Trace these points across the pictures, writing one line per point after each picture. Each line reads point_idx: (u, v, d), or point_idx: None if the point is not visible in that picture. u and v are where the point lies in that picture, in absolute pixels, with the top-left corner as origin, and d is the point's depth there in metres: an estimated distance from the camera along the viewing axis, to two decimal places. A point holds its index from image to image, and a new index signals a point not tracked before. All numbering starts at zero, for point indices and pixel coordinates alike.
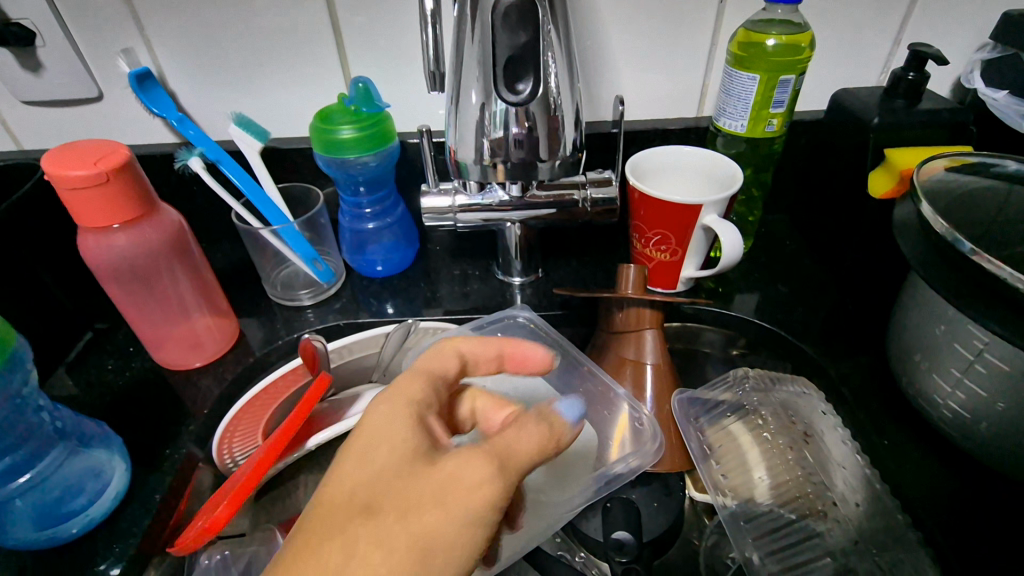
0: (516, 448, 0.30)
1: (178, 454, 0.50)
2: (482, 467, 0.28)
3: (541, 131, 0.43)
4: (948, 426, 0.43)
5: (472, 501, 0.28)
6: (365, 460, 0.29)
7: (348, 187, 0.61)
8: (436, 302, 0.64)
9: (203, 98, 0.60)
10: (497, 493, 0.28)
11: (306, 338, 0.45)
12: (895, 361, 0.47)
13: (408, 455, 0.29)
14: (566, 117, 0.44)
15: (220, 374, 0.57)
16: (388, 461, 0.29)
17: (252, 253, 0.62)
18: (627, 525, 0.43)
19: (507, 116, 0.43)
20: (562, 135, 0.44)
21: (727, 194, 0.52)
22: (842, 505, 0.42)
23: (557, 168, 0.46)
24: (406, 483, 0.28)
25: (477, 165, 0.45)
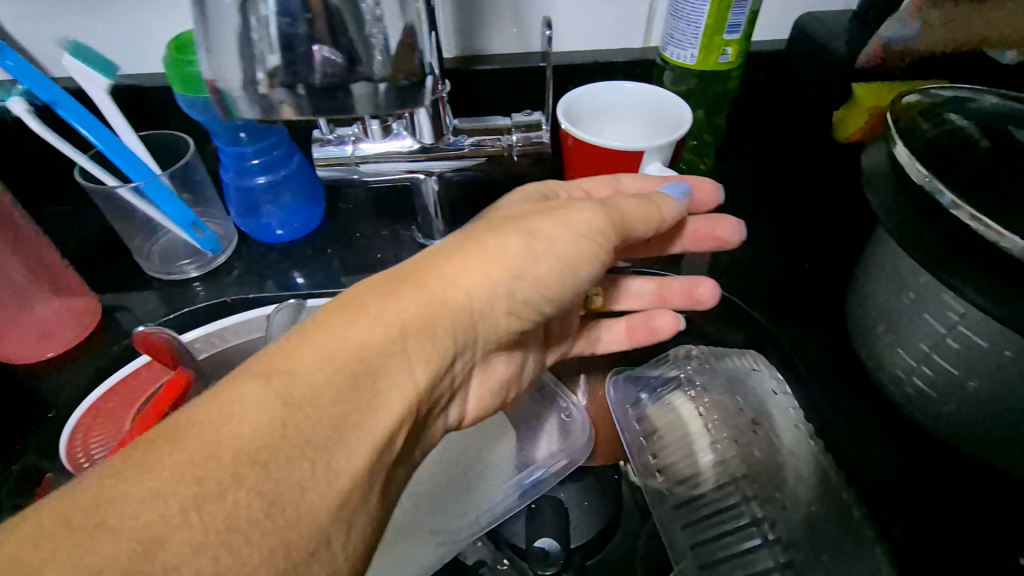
0: (625, 207, 0.35)
1: (19, 466, 0.41)
2: (587, 203, 0.34)
3: (354, 47, 0.29)
4: (911, 407, 0.39)
5: (584, 221, 0.33)
6: (492, 218, 0.36)
7: (225, 134, 0.50)
8: (346, 272, 0.54)
9: (28, 21, 0.47)
10: (599, 212, 0.34)
11: (144, 330, 0.39)
12: (856, 332, 0.41)
13: (524, 208, 0.35)
14: (391, 17, 0.30)
15: (77, 365, 0.47)
16: (511, 210, 0.36)
17: (112, 217, 0.51)
18: (556, 533, 0.39)
19: (282, 20, 0.28)
20: (387, 51, 0.30)
21: (672, 137, 0.44)
22: (791, 503, 0.38)
23: (386, 94, 0.31)
24: (527, 211, 0.35)
25: (244, 90, 0.30)
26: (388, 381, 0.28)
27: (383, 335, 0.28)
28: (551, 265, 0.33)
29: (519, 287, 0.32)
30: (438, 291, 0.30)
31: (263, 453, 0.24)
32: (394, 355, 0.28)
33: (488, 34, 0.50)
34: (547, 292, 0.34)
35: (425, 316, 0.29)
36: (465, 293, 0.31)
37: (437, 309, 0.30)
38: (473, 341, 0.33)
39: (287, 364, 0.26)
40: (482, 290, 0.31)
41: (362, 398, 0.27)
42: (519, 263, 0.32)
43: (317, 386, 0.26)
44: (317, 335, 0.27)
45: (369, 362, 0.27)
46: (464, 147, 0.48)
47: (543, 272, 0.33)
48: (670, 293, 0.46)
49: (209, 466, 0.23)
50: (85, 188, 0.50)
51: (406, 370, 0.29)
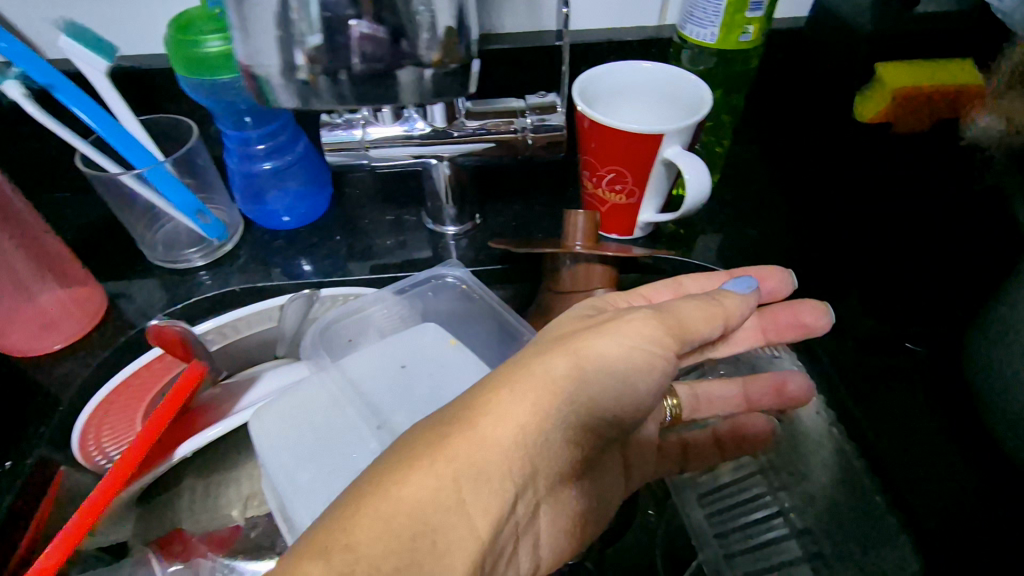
0: (684, 315, 0.34)
1: (29, 458, 0.41)
2: (643, 314, 0.33)
3: (400, 23, 0.29)
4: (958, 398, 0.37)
5: (639, 329, 0.32)
6: (537, 338, 0.34)
7: (228, 118, 0.49)
8: (354, 259, 0.53)
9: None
10: (657, 326, 0.33)
11: (157, 323, 0.37)
12: None
13: (570, 325, 0.34)
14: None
15: (84, 355, 0.47)
16: (553, 330, 0.34)
17: (114, 204, 0.50)
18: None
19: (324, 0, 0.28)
20: (432, 30, 0.30)
21: (692, 120, 0.43)
22: (814, 490, 0.38)
23: (431, 80, 0.32)
24: (574, 330, 0.33)
25: (282, 76, 0.31)
26: (449, 539, 0.25)
27: (437, 486, 0.26)
28: (607, 384, 0.31)
29: (576, 411, 0.31)
30: (490, 431, 0.28)
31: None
32: (451, 509, 0.26)
33: (499, 12, 0.48)
34: (605, 405, 0.32)
35: (477, 463, 0.28)
36: (519, 423, 0.29)
37: (491, 450, 0.28)
38: (535, 483, 0.30)
39: (351, 526, 0.24)
40: (534, 424, 0.29)
41: (429, 568, 0.24)
42: (572, 391, 0.30)
43: (377, 555, 0.23)
44: (372, 498, 0.25)
45: (428, 519, 0.25)
46: (476, 131, 0.47)
47: (604, 388, 0.31)
48: (756, 390, 0.42)
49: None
50: (86, 175, 0.48)
51: (466, 521, 0.26)
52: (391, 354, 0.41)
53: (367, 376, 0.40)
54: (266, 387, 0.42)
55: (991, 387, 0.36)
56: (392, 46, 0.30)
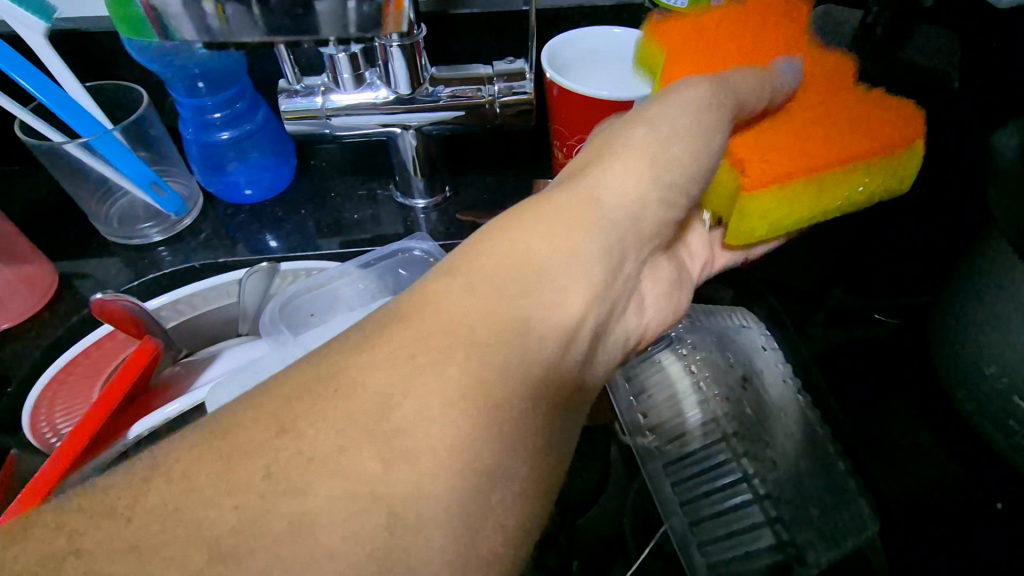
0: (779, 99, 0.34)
1: None
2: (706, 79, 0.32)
3: None
4: (946, 372, 0.37)
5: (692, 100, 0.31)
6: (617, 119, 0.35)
7: (180, 84, 0.46)
8: (320, 234, 0.52)
9: None
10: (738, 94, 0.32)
11: (103, 299, 0.36)
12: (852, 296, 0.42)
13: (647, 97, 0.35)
14: None
15: (37, 334, 0.45)
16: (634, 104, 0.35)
17: (62, 176, 0.47)
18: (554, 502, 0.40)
19: None
20: None
21: None
22: (779, 460, 0.39)
23: (354, 11, 0.31)
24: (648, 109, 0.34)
25: (185, 8, 0.30)
26: (559, 274, 0.27)
27: (547, 235, 0.28)
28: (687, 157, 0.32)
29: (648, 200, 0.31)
30: (593, 196, 0.30)
31: (450, 349, 0.23)
32: (562, 256, 0.28)
33: None
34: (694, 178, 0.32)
35: (565, 237, 0.28)
36: (615, 191, 0.31)
37: (584, 219, 0.29)
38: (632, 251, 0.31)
39: (457, 271, 0.27)
40: (622, 199, 0.31)
41: (533, 318, 0.26)
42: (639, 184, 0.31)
43: (493, 275, 0.26)
44: (484, 250, 0.28)
45: (543, 263, 0.27)
46: (444, 98, 0.45)
47: (686, 168, 0.32)
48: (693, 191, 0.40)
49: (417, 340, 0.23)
50: (29, 145, 0.46)
51: (578, 264, 0.28)
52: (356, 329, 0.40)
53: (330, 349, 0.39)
54: (226, 365, 0.41)
55: (949, 356, 0.37)
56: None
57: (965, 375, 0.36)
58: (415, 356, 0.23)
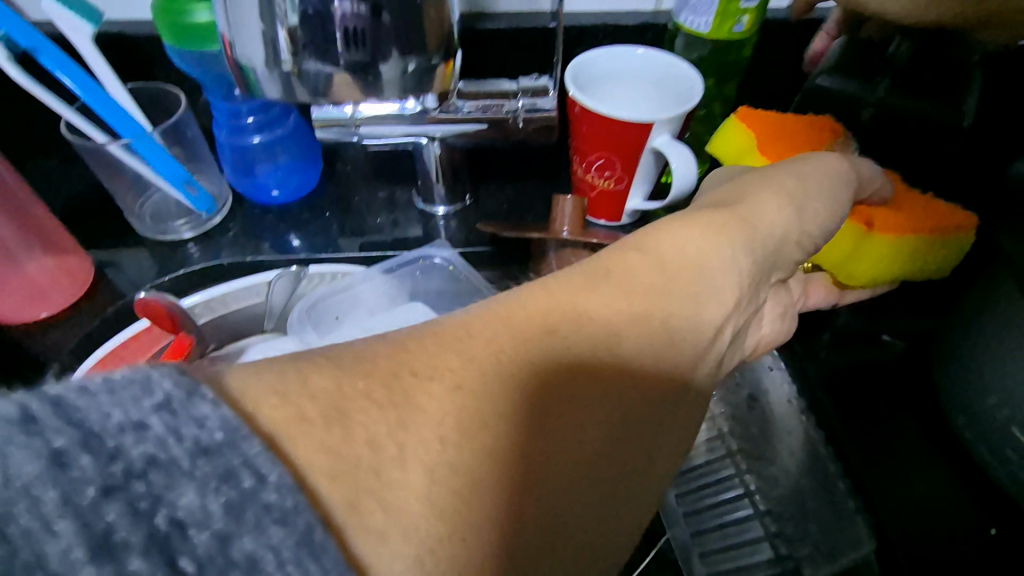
0: (870, 181, 0.36)
1: None
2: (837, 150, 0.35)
3: None
4: (958, 403, 0.37)
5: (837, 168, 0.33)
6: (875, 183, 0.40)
7: (218, 90, 0.48)
8: (343, 235, 0.54)
9: None
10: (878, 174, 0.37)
11: (145, 297, 0.40)
12: (937, 342, 0.40)
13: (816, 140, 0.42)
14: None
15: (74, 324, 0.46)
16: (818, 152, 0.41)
17: (100, 174, 0.50)
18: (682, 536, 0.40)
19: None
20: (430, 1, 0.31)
21: (682, 112, 0.43)
22: (781, 478, 0.41)
23: (413, 75, 0.33)
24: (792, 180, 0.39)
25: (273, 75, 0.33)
26: (710, 295, 0.27)
27: (716, 240, 0.28)
28: (825, 201, 0.31)
29: (791, 238, 0.30)
30: (761, 211, 0.30)
31: (513, 408, 0.23)
32: (703, 287, 0.27)
33: None
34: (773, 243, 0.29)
35: (702, 257, 0.28)
36: (785, 222, 0.30)
37: (680, 275, 0.27)
38: (729, 313, 0.28)
39: (568, 311, 0.25)
40: (733, 258, 0.28)
41: (603, 388, 0.25)
42: (786, 225, 0.30)
43: (656, 279, 0.27)
44: (666, 227, 0.28)
45: (703, 274, 0.27)
46: (468, 110, 0.46)
47: (829, 204, 0.31)
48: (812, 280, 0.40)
49: (573, 352, 0.24)
50: (72, 142, 0.48)
51: (729, 281, 0.28)
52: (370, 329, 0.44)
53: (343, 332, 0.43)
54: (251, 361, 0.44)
55: (949, 385, 0.38)
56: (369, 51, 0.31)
57: (966, 402, 0.37)
58: (504, 405, 0.22)
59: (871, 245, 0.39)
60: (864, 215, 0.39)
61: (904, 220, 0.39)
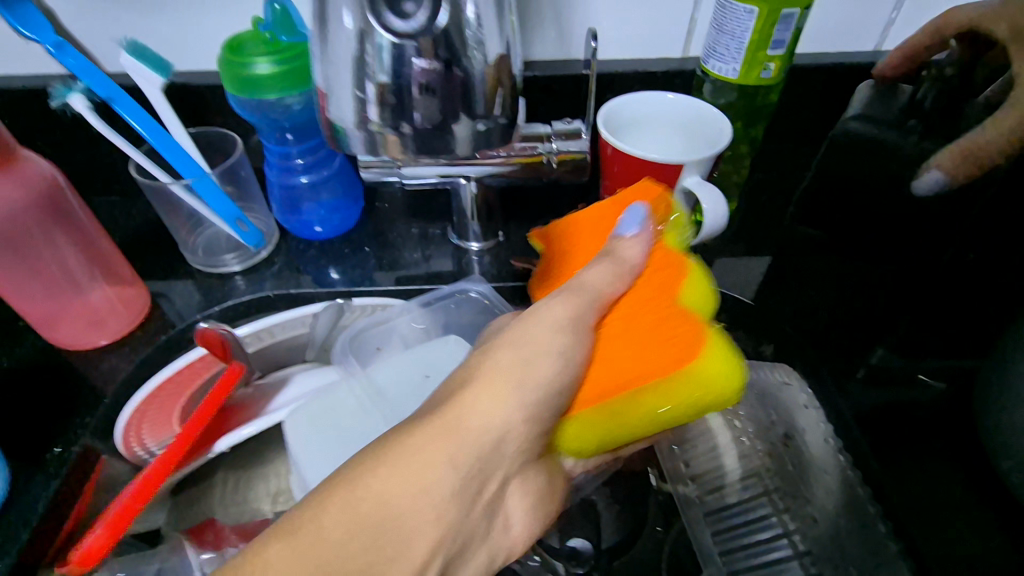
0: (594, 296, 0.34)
1: (70, 449, 0.43)
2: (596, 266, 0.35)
3: (452, 51, 0.32)
4: (1001, 446, 0.37)
5: (559, 314, 0.33)
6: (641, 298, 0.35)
7: (272, 134, 0.52)
8: (381, 269, 0.56)
9: (86, 18, 0.48)
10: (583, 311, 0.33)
11: (205, 327, 0.43)
12: (977, 383, 0.39)
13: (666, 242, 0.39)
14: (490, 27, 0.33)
15: (128, 352, 0.49)
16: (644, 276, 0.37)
17: (161, 211, 0.53)
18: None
19: (394, 56, 0.32)
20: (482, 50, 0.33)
21: (709, 155, 0.45)
22: (819, 517, 0.39)
23: (480, 133, 0.36)
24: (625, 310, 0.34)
25: (363, 136, 0.36)
26: (446, 452, 0.28)
27: (479, 402, 0.30)
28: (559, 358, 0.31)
29: (536, 386, 0.31)
30: (506, 358, 0.31)
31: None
32: (442, 450, 0.28)
33: (531, 41, 0.51)
34: (564, 390, 0.32)
35: (462, 424, 0.29)
36: (535, 362, 0.31)
37: (458, 441, 0.29)
38: (505, 456, 0.30)
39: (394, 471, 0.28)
40: (489, 407, 0.30)
41: (382, 548, 0.26)
42: (550, 373, 0.31)
43: (401, 453, 0.28)
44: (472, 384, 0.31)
45: (466, 442, 0.29)
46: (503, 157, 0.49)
47: (562, 342, 0.32)
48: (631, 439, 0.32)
49: (321, 522, 0.26)
50: (139, 182, 0.52)
51: (456, 435, 0.29)
52: (415, 365, 0.43)
53: (388, 384, 0.42)
54: (296, 389, 0.45)
55: (991, 426, 0.37)
56: (440, 106, 0.33)
57: (1009, 444, 0.36)
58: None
59: (622, 366, 0.32)
60: (598, 325, 0.34)
61: (654, 317, 0.34)
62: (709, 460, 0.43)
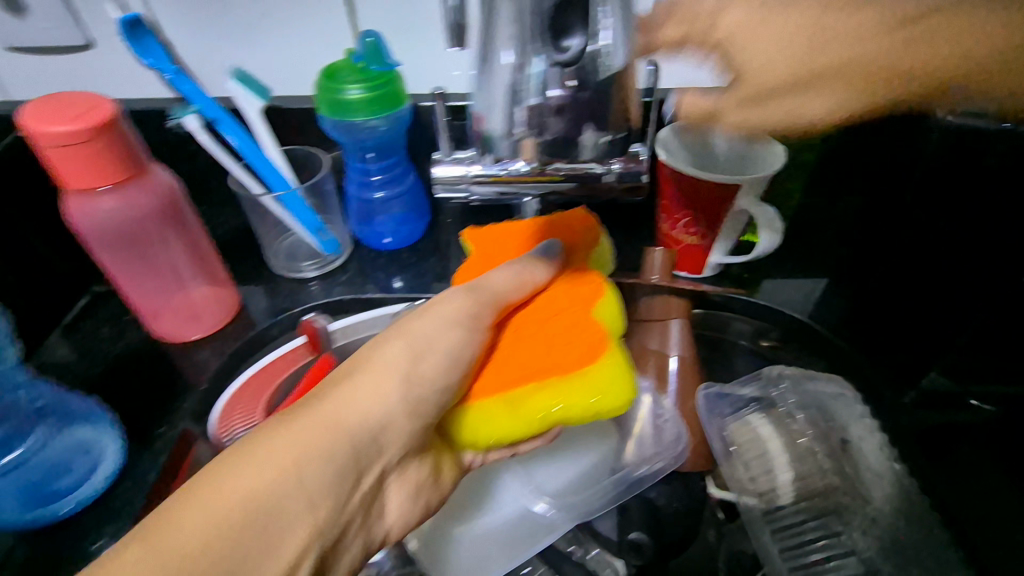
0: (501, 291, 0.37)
1: (172, 431, 0.47)
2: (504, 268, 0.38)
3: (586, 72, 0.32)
4: None
5: (454, 309, 0.35)
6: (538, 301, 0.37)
7: (356, 152, 0.57)
8: (445, 278, 0.60)
9: (200, 49, 0.55)
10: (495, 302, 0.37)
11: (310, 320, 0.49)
12: None
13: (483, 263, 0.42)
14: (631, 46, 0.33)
15: (219, 346, 0.53)
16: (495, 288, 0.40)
17: (253, 220, 0.59)
18: None
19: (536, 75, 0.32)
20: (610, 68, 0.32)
21: (762, 177, 0.47)
22: (879, 521, 0.41)
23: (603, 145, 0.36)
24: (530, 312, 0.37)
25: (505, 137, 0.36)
26: (344, 436, 0.30)
27: (365, 393, 0.31)
28: (442, 356, 0.33)
29: (423, 380, 0.33)
30: (398, 353, 0.33)
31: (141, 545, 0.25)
32: (337, 434, 0.30)
33: None
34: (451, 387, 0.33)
35: (350, 407, 0.31)
36: (422, 358, 0.33)
37: (342, 432, 0.30)
38: (383, 448, 0.31)
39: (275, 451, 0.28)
40: (385, 395, 0.32)
41: (268, 524, 0.26)
42: (434, 366, 0.33)
43: (303, 436, 0.29)
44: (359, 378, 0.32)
45: (351, 425, 0.30)
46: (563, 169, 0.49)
47: (459, 335, 0.34)
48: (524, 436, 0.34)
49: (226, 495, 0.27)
50: (236, 193, 0.57)
51: (363, 418, 0.31)
52: None
53: None
54: None
55: None
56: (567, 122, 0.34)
57: None
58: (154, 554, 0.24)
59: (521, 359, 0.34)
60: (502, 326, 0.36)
61: (565, 323, 0.36)
62: (763, 472, 0.43)
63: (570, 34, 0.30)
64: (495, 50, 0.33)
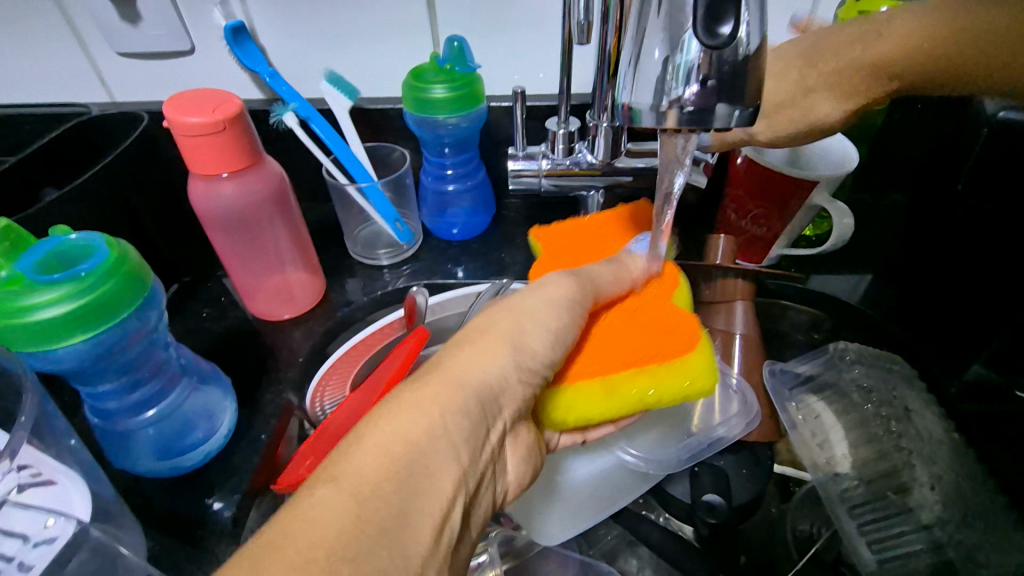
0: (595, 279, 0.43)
1: (276, 400, 0.51)
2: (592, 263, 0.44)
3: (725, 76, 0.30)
4: None
5: (561, 295, 0.40)
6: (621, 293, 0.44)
7: (434, 148, 0.62)
8: (513, 265, 0.64)
9: (294, 53, 0.60)
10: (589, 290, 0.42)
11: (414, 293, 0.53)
12: None
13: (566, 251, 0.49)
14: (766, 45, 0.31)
15: (310, 326, 0.58)
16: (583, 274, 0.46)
17: (338, 209, 0.64)
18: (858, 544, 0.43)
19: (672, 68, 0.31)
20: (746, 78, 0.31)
21: (839, 174, 0.51)
22: (943, 482, 0.44)
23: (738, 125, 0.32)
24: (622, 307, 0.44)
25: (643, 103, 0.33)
26: (468, 395, 0.33)
27: (483, 356, 0.36)
28: (545, 332, 0.38)
29: (529, 348, 0.37)
30: (511, 323, 0.38)
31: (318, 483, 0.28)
32: (462, 393, 0.33)
33: None
34: (555, 359, 0.38)
35: (470, 369, 0.35)
36: (527, 330, 0.38)
37: (474, 385, 0.34)
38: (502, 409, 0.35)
39: (414, 403, 0.32)
40: (498, 361, 0.36)
41: (422, 467, 0.30)
42: (536, 337, 0.38)
43: (435, 393, 0.33)
44: (475, 347, 0.36)
45: (474, 384, 0.34)
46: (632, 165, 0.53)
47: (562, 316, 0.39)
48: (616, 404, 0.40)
49: (381, 444, 0.30)
50: (325, 185, 0.63)
51: (481, 377, 0.35)
52: None
53: None
54: None
55: None
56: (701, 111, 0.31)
57: None
58: (331, 488, 0.27)
59: (617, 348, 0.40)
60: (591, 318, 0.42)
61: (656, 314, 0.43)
62: (827, 442, 0.48)
63: (723, 21, 0.29)
64: (647, 47, 0.32)
